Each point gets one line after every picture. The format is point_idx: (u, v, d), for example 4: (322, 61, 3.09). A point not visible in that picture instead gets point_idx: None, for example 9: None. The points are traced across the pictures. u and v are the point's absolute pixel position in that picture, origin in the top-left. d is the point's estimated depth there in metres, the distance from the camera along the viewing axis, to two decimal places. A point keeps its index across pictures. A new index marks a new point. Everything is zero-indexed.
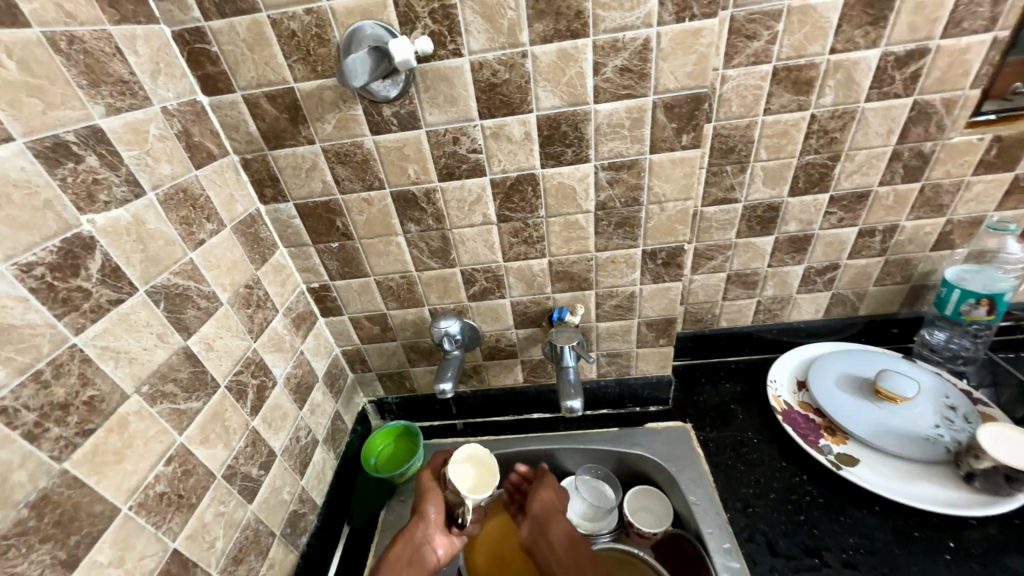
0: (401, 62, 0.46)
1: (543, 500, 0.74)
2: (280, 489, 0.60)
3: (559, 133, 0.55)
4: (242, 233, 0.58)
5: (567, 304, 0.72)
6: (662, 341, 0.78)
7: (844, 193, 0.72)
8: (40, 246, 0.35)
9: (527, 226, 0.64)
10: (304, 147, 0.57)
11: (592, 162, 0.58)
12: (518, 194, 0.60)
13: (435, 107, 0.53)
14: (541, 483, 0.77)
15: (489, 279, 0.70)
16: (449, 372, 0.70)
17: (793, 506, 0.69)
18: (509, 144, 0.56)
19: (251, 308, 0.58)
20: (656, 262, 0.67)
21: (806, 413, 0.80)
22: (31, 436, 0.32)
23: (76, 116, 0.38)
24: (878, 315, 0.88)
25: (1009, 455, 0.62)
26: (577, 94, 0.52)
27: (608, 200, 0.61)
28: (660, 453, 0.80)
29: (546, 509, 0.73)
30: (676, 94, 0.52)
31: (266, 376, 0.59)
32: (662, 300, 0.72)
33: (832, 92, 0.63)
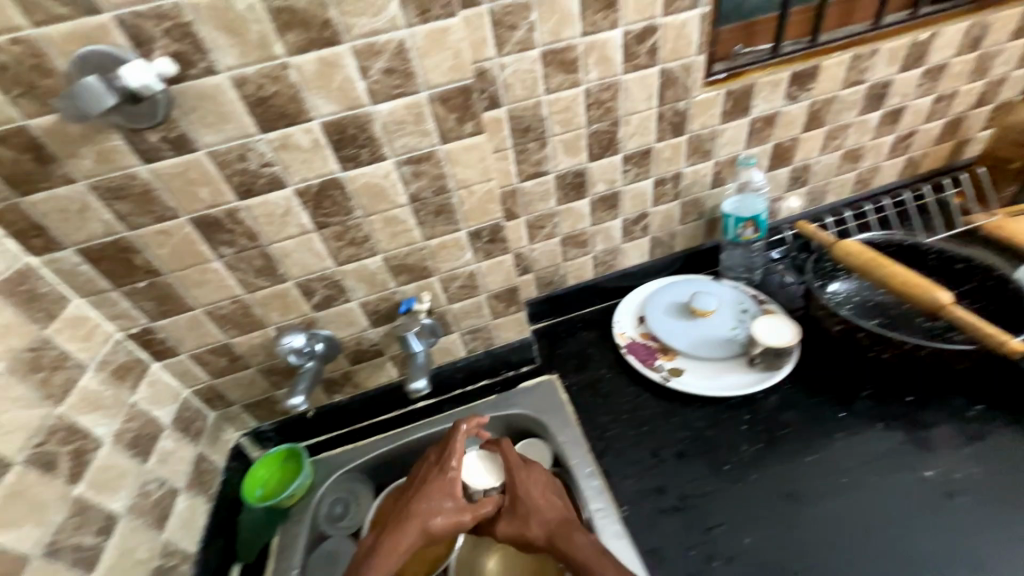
0: (140, 86, 0.45)
1: (551, 508, 0.68)
2: (133, 549, 0.58)
3: (348, 136, 0.58)
4: (9, 293, 0.52)
5: (413, 295, 0.76)
6: (513, 309, 0.85)
7: (632, 152, 0.85)
8: None
9: (348, 228, 0.65)
10: (66, 188, 0.52)
11: (390, 159, 0.61)
12: (328, 199, 0.62)
13: (207, 127, 0.52)
14: (535, 478, 0.70)
15: (329, 286, 0.71)
16: (303, 385, 0.70)
17: (638, 420, 0.82)
18: (301, 153, 0.57)
19: (44, 372, 0.53)
20: (482, 241, 0.74)
21: (645, 342, 0.94)
22: None
23: None
24: (691, 249, 1.05)
25: (772, 339, 0.80)
26: (352, 97, 0.55)
27: (418, 191, 0.65)
28: (532, 407, 0.89)
29: (563, 518, 0.67)
30: (446, 88, 0.57)
31: (85, 439, 0.55)
32: (500, 273, 0.79)
33: (595, 69, 0.73)
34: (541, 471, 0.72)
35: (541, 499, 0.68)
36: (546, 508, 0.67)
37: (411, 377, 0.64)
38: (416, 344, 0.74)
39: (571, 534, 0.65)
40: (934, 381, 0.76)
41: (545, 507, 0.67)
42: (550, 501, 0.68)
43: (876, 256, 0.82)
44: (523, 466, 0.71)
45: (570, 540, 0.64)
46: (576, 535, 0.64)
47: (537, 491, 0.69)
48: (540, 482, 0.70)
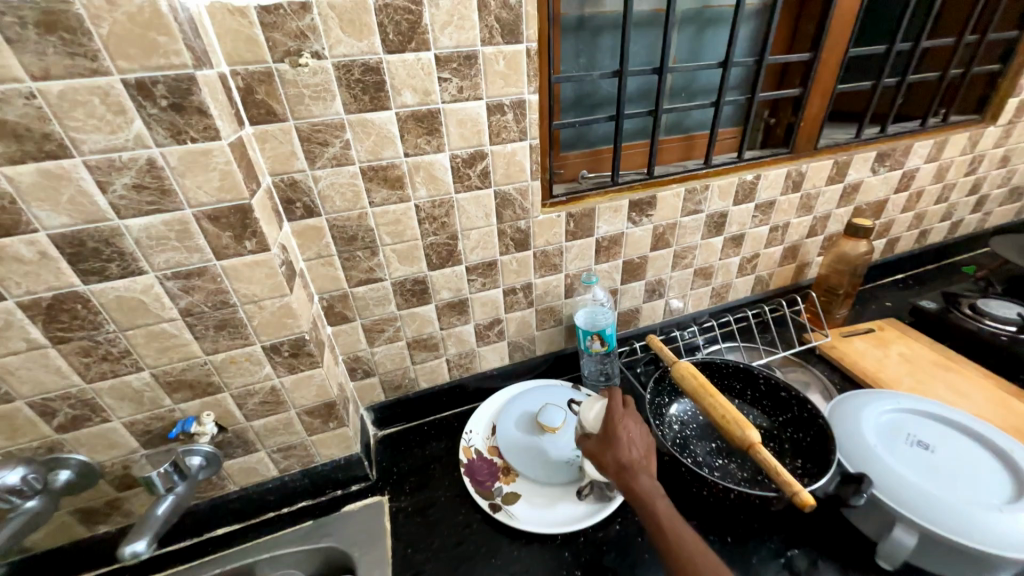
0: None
1: (632, 448, 0.68)
2: None
3: (89, 249, 0.51)
4: None
5: (196, 413, 0.66)
6: (333, 425, 0.77)
7: (475, 263, 0.84)
8: None
9: (98, 343, 0.56)
10: None
11: (150, 273, 0.54)
12: (66, 313, 0.53)
13: None
14: (634, 421, 0.71)
15: (76, 405, 0.60)
16: (3, 536, 0.55)
17: (456, 560, 0.73)
18: (22, 265, 0.49)
19: None
20: (283, 356, 0.67)
21: (490, 458, 0.88)
22: None
23: None
24: (553, 353, 1.04)
25: None
26: (90, 211, 0.49)
27: (192, 305, 0.58)
28: (346, 539, 0.77)
29: (616, 463, 0.67)
30: (216, 207, 0.53)
31: None
32: (311, 388, 0.71)
33: (423, 186, 0.73)
34: (632, 414, 0.72)
35: (636, 436, 0.69)
36: (623, 447, 0.68)
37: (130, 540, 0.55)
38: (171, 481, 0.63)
39: (645, 476, 0.65)
40: (752, 521, 0.75)
41: (625, 447, 0.68)
42: (630, 442, 0.68)
43: (706, 384, 0.83)
44: (625, 410, 0.72)
45: (635, 482, 0.64)
46: (644, 479, 0.64)
47: (633, 429, 0.70)
48: (635, 423, 0.71)
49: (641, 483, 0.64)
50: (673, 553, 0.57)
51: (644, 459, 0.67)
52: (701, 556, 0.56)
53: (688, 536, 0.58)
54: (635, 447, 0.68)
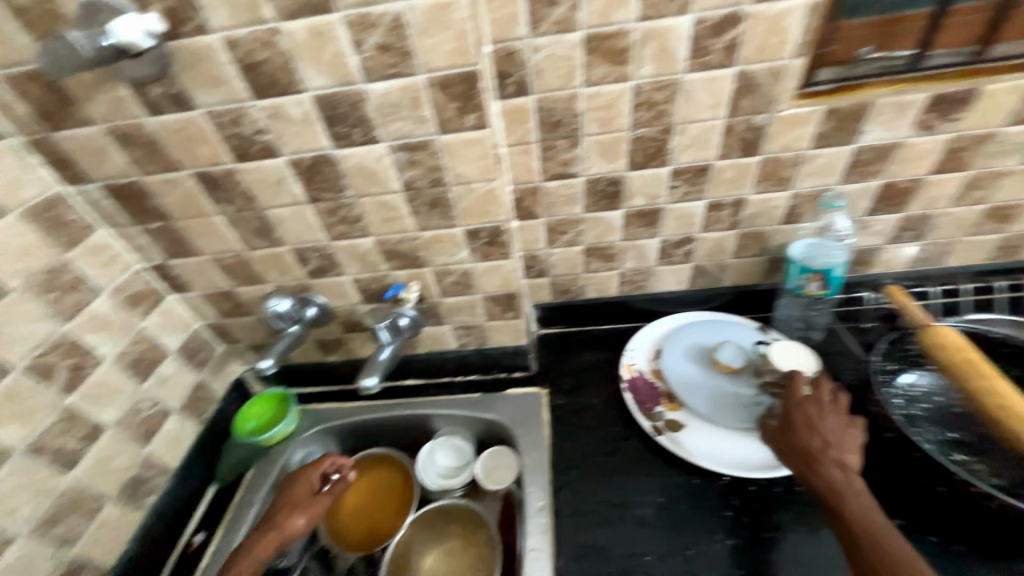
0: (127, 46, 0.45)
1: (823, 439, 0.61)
2: (114, 457, 0.64)
3: (340, 114, 0.54)
4: (40, 219, 0.58)
5: (404, 281, 0.73)
6: (510, 315, 0.79)
7: (684, 166, 0.71)
8: None
9: (340, 206, 0.63)
10: (86, 131, 0.55)
11: (383, 143, 0.56)
12: (319, 175, 0.59)
13: (201, 88, 0.51)
14: (822, 407, 0.63)
15: (321, 257, 0.70)
16: (279, 347, 0.70)
17: (611, 467, 0.74)
18: (292, 125, 0.55)
19: (60, 293, 0.59)
20: (479, 242, 0.68)
21: (653, 381, 0.84)
22: None
23: None
24: (744, 286, 0.89)
25: None
26: (343, 73, 0.50)
27: (413, 179, 0.60)
28: (509, 417, 0.84)
29: (795, 451, 0.61)
30: (447, 73, 0.50)
31: (88, 356, 0.62)
32: (498, 277, 0.73)
33: (649, 63, 0.60)
34: (826, 404, 0.63)
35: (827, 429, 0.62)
36: (805, 431, 0.62)
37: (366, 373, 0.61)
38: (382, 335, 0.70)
39: (839, 467, 0.58)
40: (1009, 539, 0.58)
41: (811, 437, 0.61)
42: (819, 429, 0.62)
43: (977, 362, 0.63)
44: (809, 399, 0.65)
45: (824, 475, 0.58)
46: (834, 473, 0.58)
47: (825, 420, 0.62)
48: (824, 412, 0.63)
49: (826, 476, 0.58)
50: (860, 546, 0.53)
51: (833, 450, 0.60)
52: (906, 565, 0.49)
53: (891, 540, 0.52)
54: (821, 436, 0.61)
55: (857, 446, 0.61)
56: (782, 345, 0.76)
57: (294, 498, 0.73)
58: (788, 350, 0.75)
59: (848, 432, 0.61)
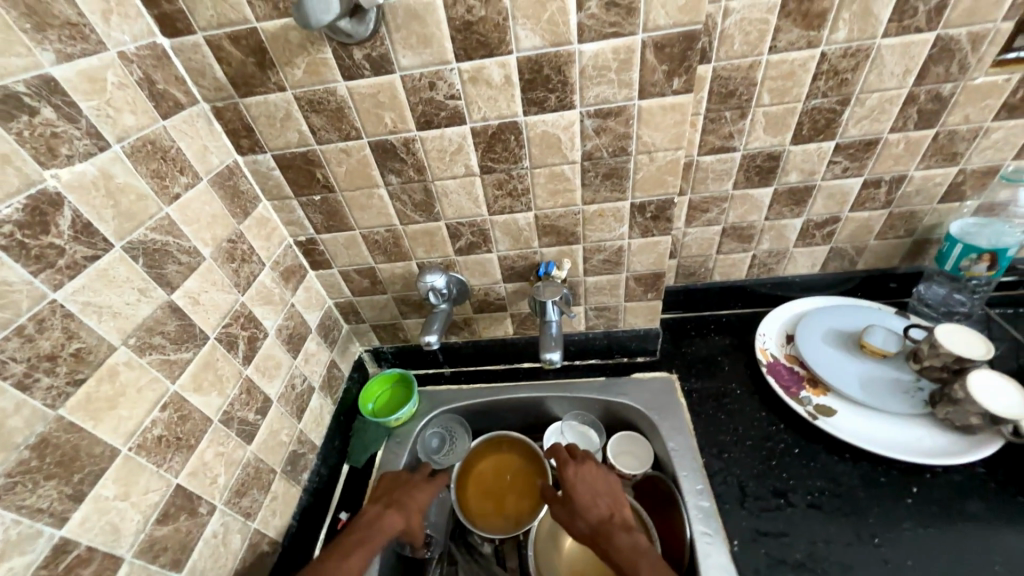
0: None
1: (592, 510, 0.65)
2: (279, 432, 0.63)
3: (542, 76, 0.52)
4: (220, 186, 0.57)
5: (554, 259, 0.71)
6: (651, 296, 0.77)
7: (851, 140, 0.68)
8: (5, 203, 0.34)
9: (511, 177, 0.61)
10: (276, 95, 0.54)
11: (577, 108, 0.54)
12: (501, 143, 0.58)
13: (408, 48, 0.50)
14: (588, 470, 0.70)
15: (475, 234, 0.69)
16: (435, 326, 0.70)
17: (766, 453, 0.72)
18: (489, 89, 0.53)
19: (237, 262, 0.58)
20: (643, 217, 0.65)
21: (792, 366, 0.81)
22: (22, 385, 0.34)
23: (23, 65, 0.36)
24: (876, 269, 0.86)
25: (994, 402, 0.62)
26: (559, 33, 0.48)
27: (595, 149, 0.58)
28: (643, 402, 0.82)
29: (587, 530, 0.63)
30: (667, 32, 0.48)
31: (257, 328, 0.61)
32: (651, 255, 0.70)
33: (846, 27, 0.57)
34: (585, 459, 0.71)
35: (584, 501, 0.66)
36: (586, 504, 0.65)
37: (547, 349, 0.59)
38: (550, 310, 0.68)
39: (622, 530, 0.62)
40: None
41: (589, 508, 0.65)
42: (591, 496, 0.66)
43: None
44: (570, 466, 0.70)
45: (609, 540, 0.61)
46: (618, 535, 0.61)
47: (581, 492, 0.67)
48: (586, 474, 0.69)
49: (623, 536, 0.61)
50: None
51: (610, 517, 0.64)
52: None
53: None
54: (597, 502, 0.65)
55: (610, 508, 0.65)
56: (951, 328, 0.70)
57: (415, 484, 0.70)
58: (958, 334, 0.69)
59: (604, 488, 0.67)
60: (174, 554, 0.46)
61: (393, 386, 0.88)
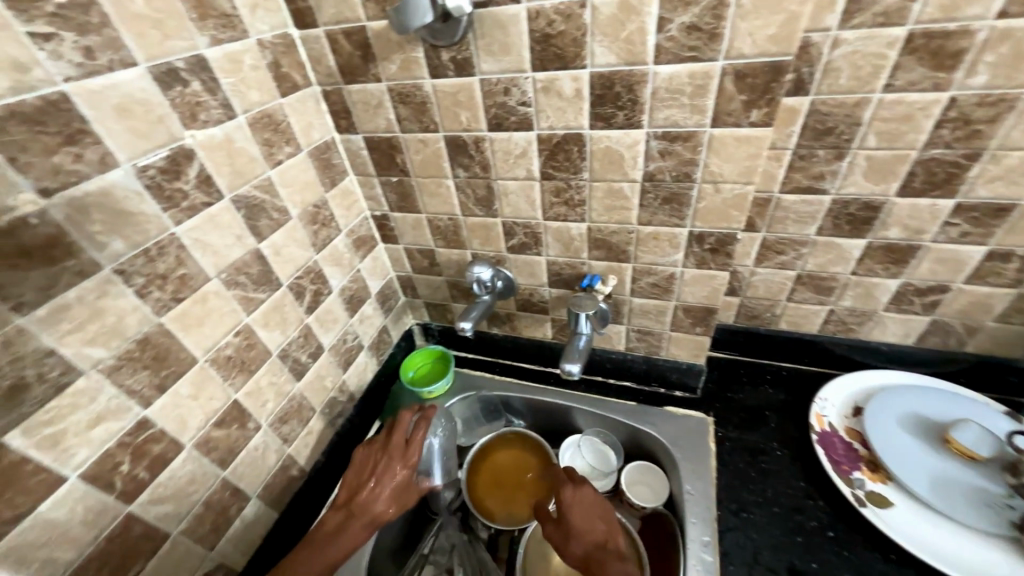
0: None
1: (590, 534, 0.64)
2: (325, 377, 0.72)
3: (612, 93, 0.52)
4: (316, 158, 0.65)
5: (601, 274, 0.71)
6: (699, 330, 0.73)
7: (976, 202, 0.58)
8: (153, 153, 0.44)
9: (569, 187, 0.62)
10: (373, 85, 0.61)
11: (644, 128, 0.54)
12: (564, 153, 0.59)
13: (490, 54, 0.53)
14: (584, 492, 0.69)
15: (528, 235, 0.71)
16: (474, 314, 0.74)
17: (793, 525, 0.66)
18: (559, 100, 0.54)
19: (317, 225, 0.67)
20: (701, 247, 0.63)
21: (851, 441, 0.72)
22: (140, 293, 0.44)
23: (186, 46, 0.46)
24: (990, 356, 0.73)
25: None
26: (636, 52, 0.48)
27: (658, 171, 0.57)
28: (669, 437, 0.79)
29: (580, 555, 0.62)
30: (752, 62, 0.46)
31: (324, 284, 0.70)
32: (704, 288, 0.67)
33: (987, 71, 0.49)
34: (582, 480, 0.71)
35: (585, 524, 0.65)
36: (582, 528, 0.65)
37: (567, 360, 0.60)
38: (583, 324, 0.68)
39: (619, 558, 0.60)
40: None
41: (585, 532, 0.64)
42: (587, 521, 0.66)
43: None
44: (568, 485, 0.70)
45: (602, 566, 0.59)
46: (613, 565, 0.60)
47: (580, 514, 0.66)
48: (581, 496, 0.68)
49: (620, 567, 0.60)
50: None
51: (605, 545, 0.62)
52: None
53: None
54: (594, 527, 0.65)
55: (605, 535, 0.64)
56: None
57: (384, 468, 0.69)
58: None
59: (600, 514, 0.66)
60: (222, 454, 0.55)
61: (435, 363, 0.94)
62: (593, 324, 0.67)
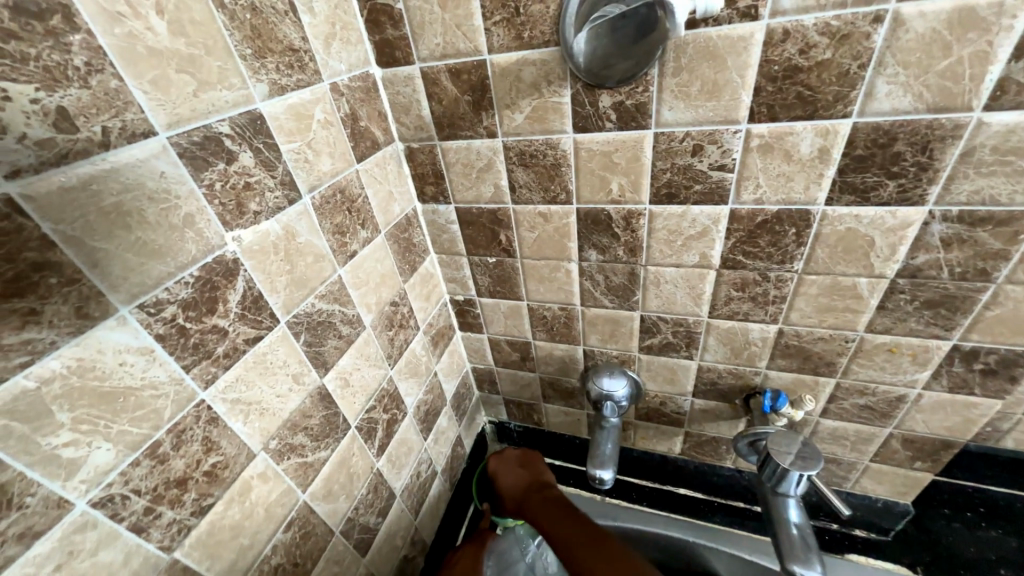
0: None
1: (511, 481, 0.63)
2: (394, 535, 0.52)
3: (886, 154, 0.33)
4: (395, 240, 0.47)
5: (784, 389, 0.51)
6: (920, 465, 0.52)
7: None
8: (175, 278, 0.26)
9: (764, 280, 0.43)
10: (482, 141, 0.43)
11: (926, 206, 0.34)
12: (769, 236, 0.40)
13: (681, 99, 0.35)
14: (509, 469, 0.65)
15: (678, 334, 0.51)
16: (607, 447, 0.56)
17: None
18: (785, 164, 0.36)
19: (394, 329, 0.48)
20: (967, 367, 0.42)
21: None
22: (138, 527, 0.25)
23: (234, 99, 0.28)
24: None
25: None
26: (956, 92, 0.29)
27: (929, 266, 0.37)
28: None
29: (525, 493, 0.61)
30: None
31: (398, 408, 0.50)
32: (952, 417, 0.46)
33: None
34: (510, 461, 0.66)
35: (503, 473, 0.65)
36: (514, 477, 0.64)
37: (795, 560, 0.45)
38: (792, 484, 0.47)
39: (545, 493, 0.59)
40: None
41: (513, 479, 0.64)
42: (513, 471, 0.65)
43: None
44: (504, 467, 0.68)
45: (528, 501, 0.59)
46: (540, 497, 0.59)
47: (502, 473, 0.65)
48: (514, 466, 0.65)
49: (557, 502, 0.57)
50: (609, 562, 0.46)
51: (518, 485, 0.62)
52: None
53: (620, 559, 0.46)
54: (512, 472, 0.65)
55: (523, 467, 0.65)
56: None
57: None
58: None
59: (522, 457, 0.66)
60: None
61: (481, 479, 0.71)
62: (809, 485, 0.46)
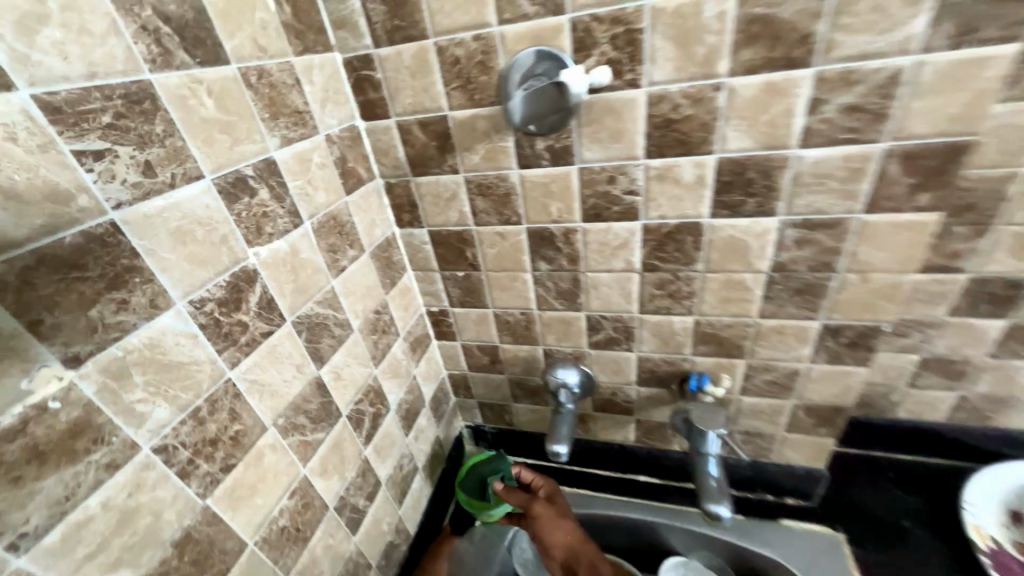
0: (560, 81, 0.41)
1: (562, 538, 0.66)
2: (381, 520, 0.58)
3: (743, 179, 0.45)
4: (377, 258, 0.57)
5: (707, 371, 0.61)
6: (823, 431, 0.62)
7: None
8: (213, 282, 0.34)
9: (676, 279, 0.54)
10: (447, 176, 0.54)
11: (778, 216, 0.46)
12: (674, 244, 0.51)
13: (595, 142, 0.47)
14: (558, 523, 0.67)
15: (618, 329, 0.61)
16: (562, 429, 0.64)
17: None
18: (675, 188, 0.47)
19: (377, 334, 0.57)
20: (836, 341, 0.53)
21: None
22: (183, 473, 0.32)
23: (256, 150, 0.38)
24: None
25: None
26: (779, 135, 0.42)
27: (790, 261, 0.49)
28: (797, 561, 0.67)
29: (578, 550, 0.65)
30: (925, 142, 0.39)
31: (382, 404, 0.58)
32: (837, 385, 0.57)
33: None
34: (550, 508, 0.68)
35: (550, 528, 0.66)
36: (562, 529, 0.66)
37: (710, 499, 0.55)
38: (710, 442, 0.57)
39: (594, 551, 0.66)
40: None
41: (558, 531, 0.66)
42: (560, 524, 0.67)
43: None
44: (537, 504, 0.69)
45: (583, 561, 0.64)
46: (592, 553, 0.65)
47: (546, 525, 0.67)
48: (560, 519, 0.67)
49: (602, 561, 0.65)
50: None
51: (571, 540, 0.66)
52: None
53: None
54: (558, 527, 0.67)
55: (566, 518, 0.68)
56: None
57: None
58: None
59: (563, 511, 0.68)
60: None
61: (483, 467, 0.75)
62: (725, 444, 0.56)
